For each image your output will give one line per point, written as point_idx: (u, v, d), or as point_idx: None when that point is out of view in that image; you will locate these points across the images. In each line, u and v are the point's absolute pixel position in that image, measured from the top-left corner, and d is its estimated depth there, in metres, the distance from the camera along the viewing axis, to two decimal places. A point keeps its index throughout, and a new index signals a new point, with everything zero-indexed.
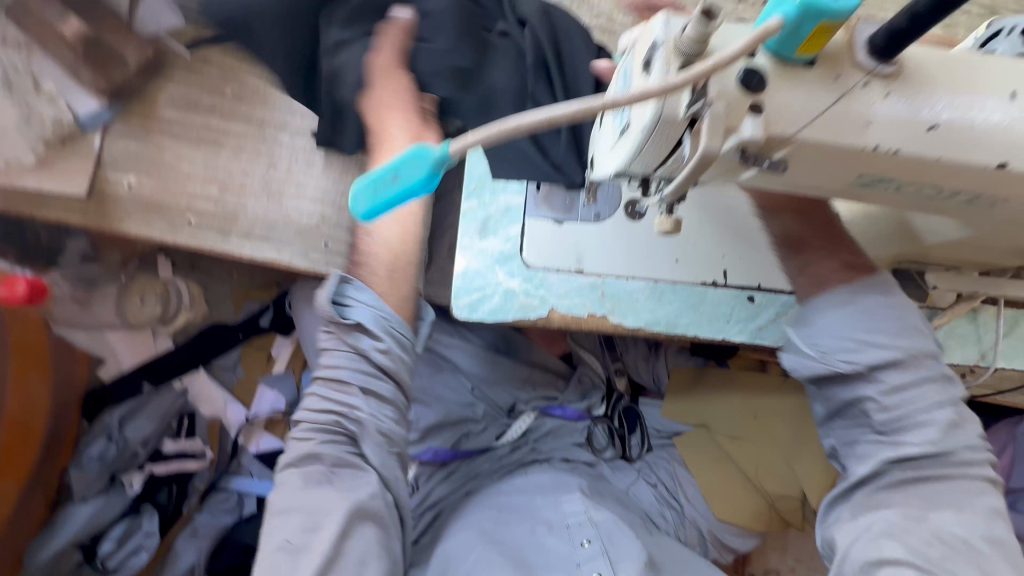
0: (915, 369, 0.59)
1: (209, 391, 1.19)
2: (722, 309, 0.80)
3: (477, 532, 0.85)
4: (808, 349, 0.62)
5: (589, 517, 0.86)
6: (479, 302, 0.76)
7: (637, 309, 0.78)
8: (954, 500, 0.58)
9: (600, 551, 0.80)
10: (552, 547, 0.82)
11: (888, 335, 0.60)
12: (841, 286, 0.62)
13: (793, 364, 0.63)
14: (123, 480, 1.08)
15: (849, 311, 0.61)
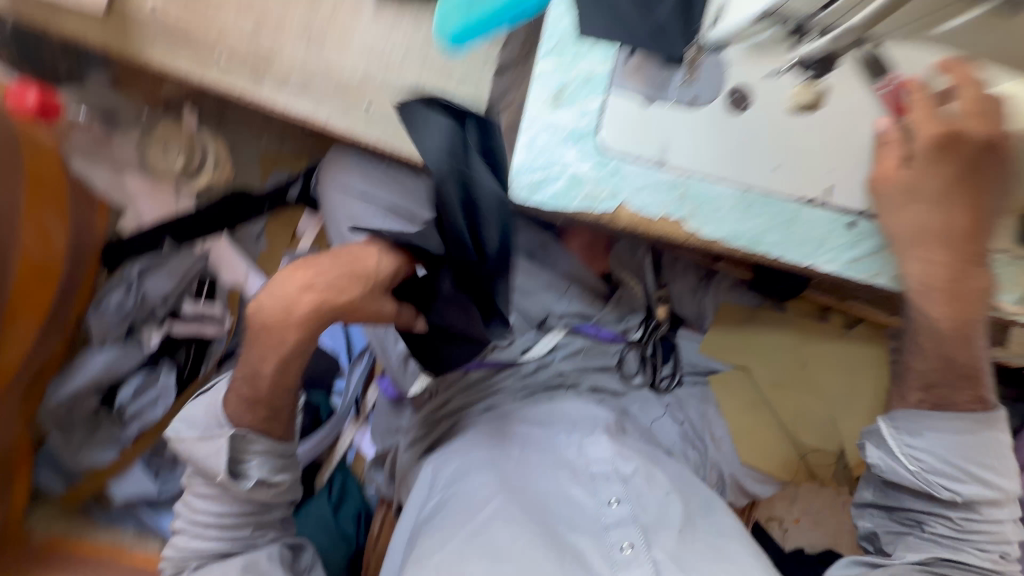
0: (1001, 500, 0.77)
1: (230, 259, 1.14)
2: (816, 233, 0.69)
3: (496, 478, 0.80)
4: (910, 463, 0.78)
5: (618, 470, 0.81)
6: (542, 183, 0.66)
7: (719, 218, 0.68)
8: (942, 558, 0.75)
9: (632, 517, 0.75)
10: (578, 499, 0.79)
11: (990, 467, 0.76)
12: (965, 413, 0.76)
13: (884, 462, 0.80)
14: (141, 335, 1.07)
15: (964, 439, 0.76)
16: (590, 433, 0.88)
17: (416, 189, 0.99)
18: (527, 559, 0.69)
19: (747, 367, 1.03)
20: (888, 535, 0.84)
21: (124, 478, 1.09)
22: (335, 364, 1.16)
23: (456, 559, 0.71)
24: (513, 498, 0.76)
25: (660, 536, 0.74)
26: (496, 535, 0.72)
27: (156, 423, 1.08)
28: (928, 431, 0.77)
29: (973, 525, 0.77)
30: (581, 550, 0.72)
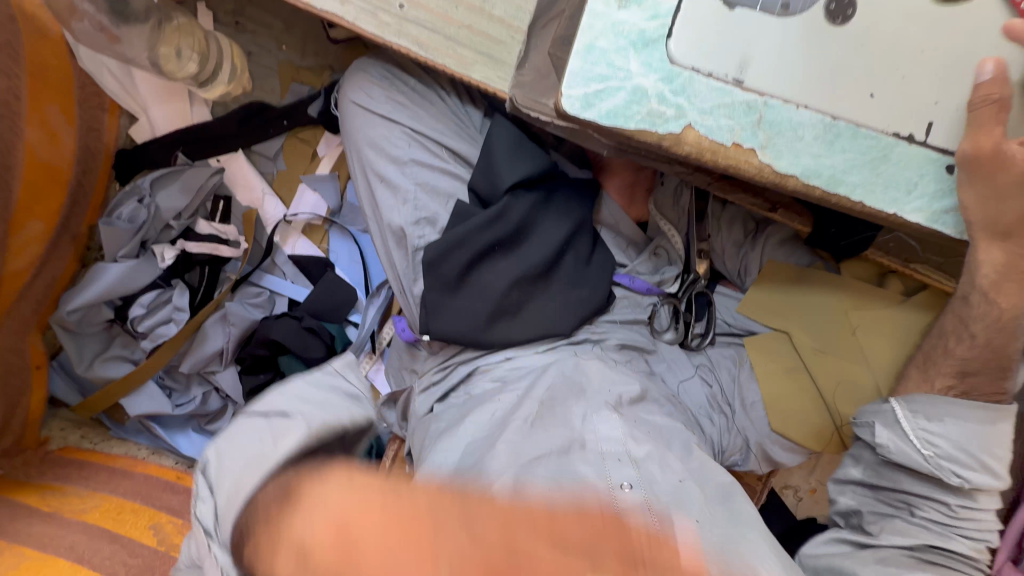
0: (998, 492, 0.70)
1: (248, 178, 1.08)
2: (908, 175, 0.60)
3: (505, 453, 0.71)
4: (916, 443, 0.72)
5: (628, 453, 0.71)
6: (598, 96, 0.58)
7: (797, 150, 0.59)
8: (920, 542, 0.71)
9: (645, 503, 0.63)
10: (586, 476, 0.66)
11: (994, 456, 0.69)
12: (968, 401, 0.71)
13: (888, 442, 0.73)
14: (154, 250, 1.02)
15: (969, 425, 0.70)
16: (600, 407, 0.78)
17: (447, 108, 0.88)
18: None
19: (788, 331, 0.96)
20: (873, 514, 0.75)
21: (136, 395, 1.08)
22: (353, 297, 1.11)
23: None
24: (524, 471, 0.67)
25: (680, 529, 0.61)
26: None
27: (171, 341, 1.04)
28: (943, 416, 0.71)
29: (967, 513, 0.71)
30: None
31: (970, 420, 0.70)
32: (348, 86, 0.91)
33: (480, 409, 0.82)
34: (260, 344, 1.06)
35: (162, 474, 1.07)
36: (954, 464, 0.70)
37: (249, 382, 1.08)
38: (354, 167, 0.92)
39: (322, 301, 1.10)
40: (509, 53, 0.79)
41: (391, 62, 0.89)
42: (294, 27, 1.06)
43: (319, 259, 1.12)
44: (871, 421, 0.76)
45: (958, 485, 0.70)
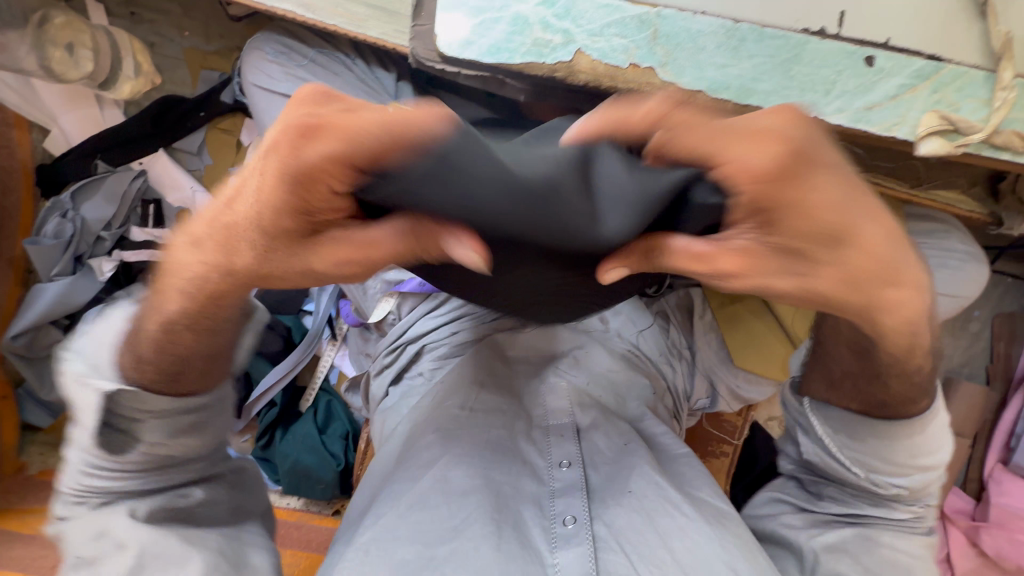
0: (930, 476, 0.61)
1: (174, 177, 1.04)
2: (825, 74, 0.55)
3: (438, 437, 0.71)
4: (838, 447, 0.62)
5: (574, 422, 0.74)
6: (476, 32, 0.55)
7: (700, 62, 0.55)
8: (853, 547, 0.61)
9: (579, 483, 0.67)
10: (526, 458, 0.71)
11: (908, 452, 0.59)
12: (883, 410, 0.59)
13: (808, 447, 0.65)
14: (92, 265, 0.99)
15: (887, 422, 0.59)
16: (547, 380, 0.80)
17: (354, 76, 0.83)
18: (463, 535, 0.60)
19: None
20: (812, 483, 0.68)
21: None
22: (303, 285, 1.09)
23: (387, 531, 0.62)
24: (460, 459, 0.68)
25: (609, 509, 0.65)
26: (435, 506, 0.63)
27: None
28: (870, 436, 0.60)
29: (895, 496, 0.62)
30: (520, 519, 0.63)
31: (899, 433, 0.58)
32: (248, 69, 0.86)
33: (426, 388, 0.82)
34: None
35: None
36: (887, 471, 0.60)
37: None
38: None
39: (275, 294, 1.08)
40: (403, 4, 0.74)
41: (286, 35, 0.85)
42: (193, 11, 1.01)
43: None
44: (798, 428, 0.66)
45: (880, 482, 0.61)
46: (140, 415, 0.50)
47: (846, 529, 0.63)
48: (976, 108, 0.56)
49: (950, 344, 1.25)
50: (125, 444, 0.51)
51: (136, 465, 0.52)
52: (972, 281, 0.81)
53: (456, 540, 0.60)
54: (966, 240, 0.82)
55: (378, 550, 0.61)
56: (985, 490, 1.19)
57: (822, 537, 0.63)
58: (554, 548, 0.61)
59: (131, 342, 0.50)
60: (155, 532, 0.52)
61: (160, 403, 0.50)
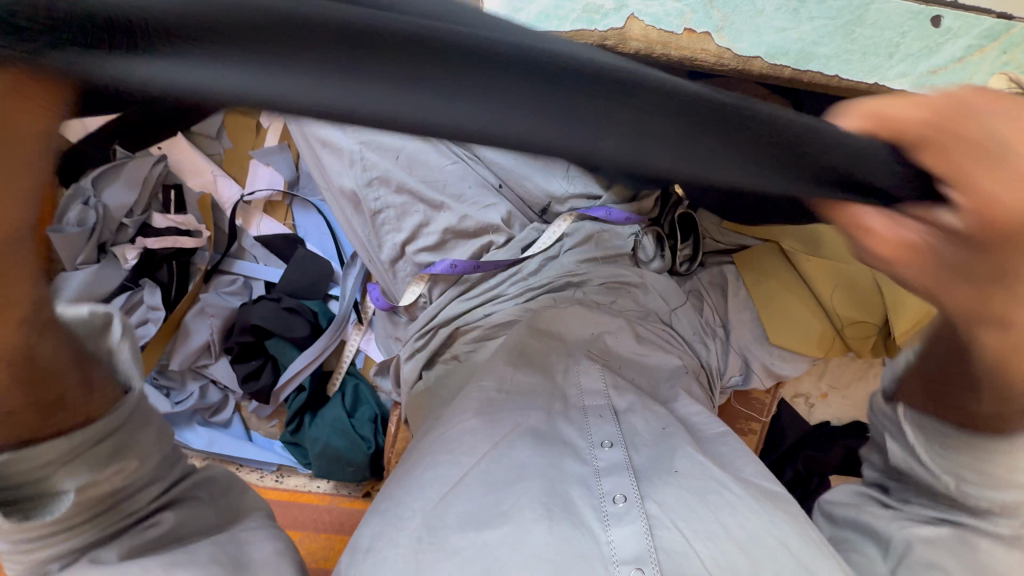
0: None
1: (198, 164, 1.04)
2: (888, 36, 0.53)
3: (479, 424, 0.71)
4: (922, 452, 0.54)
5: (610, 406, 0.73)
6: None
7: (758, 26, 0.52)
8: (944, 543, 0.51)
9: (624, 462, 0.66)
10: (566, 438, 0.70)
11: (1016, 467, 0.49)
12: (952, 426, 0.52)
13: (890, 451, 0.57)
14: (115, 252, 0.99)
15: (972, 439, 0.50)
16: (581, 361, 0.79)
17: None
18: (515, 519, 0.60)
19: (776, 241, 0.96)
20: (901, 491, 0.58)
21: None
22: (328, 270, 1.08)
23: (440, 526, 0.61)
24: (505, 441, 0.68)
25: (658, 488, 0.64)
26: (485, 486, 0.64)
27: (155, 341, 1.02)
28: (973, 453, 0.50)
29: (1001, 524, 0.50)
30: (569, 500, 0.63)
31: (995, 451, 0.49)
32: None
33: (462, 371, 0.82)
34: (246, 330, 1.04)
35: None
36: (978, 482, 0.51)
37: (241, 370, 1.07)
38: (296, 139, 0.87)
39: (297, 280, 1.07)
40: None
41: None
42: None
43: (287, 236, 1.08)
44: (885, 431, 0.58)
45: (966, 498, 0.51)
46: (40, 471, 0.39)
47: (940, 528, 0.52)
48: None
49: None
50: (45, 506, 0.40)
51: (76, 520, 0.42)
52: None
53: (508, 524, 0.60)
54: None
55: (431, 539, 0.61)
56: None
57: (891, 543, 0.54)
58: (606, 525, 0.60)
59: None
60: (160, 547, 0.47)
61: (62, 441, 0.40)
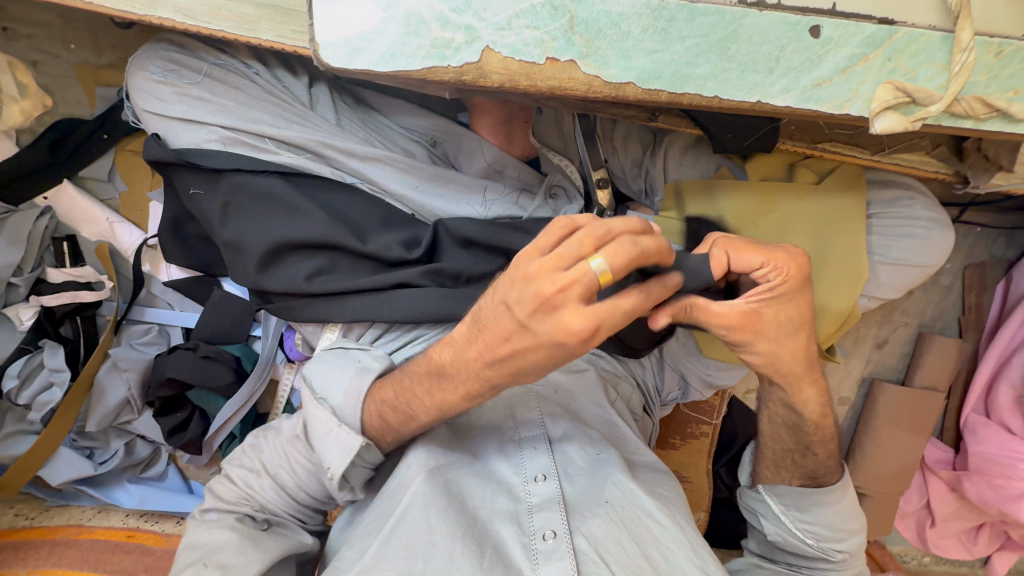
0: (846, 561, 0.77)
1: (87, 210, 0.95)
2: (766, 50, 0.49)
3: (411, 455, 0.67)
4: (787, 516, 0.78)
5: (546, 436, 0.71)
6: (365, 36, 0.46)
7: (626, 50, 0.48)
8: (804, 505, 0.77)
9: (556, 497, 0.64)
10: (501, 477, 0.68)
11: (828, 538, 0.76)
12: (816, 491, 0.76)
13: (783, 503, 0.78)
14: (9, 314, 0.91)
15: (807, 507, 0.76)
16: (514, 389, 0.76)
17: (258, 88, 0.79)
18: (441, 554, 0.58)
19: (713, 189, 0.81)
20: (783, 550, 0.80)
21: (52, 464, 1.02)
22: (246, 312, 0.99)
23: (371, 563, 0.59)
24: (439, 479, 0.65)
25: (586, 520, 0.63)
26: (413, 527, 0.61)
27: (64, 403, 0.97)
28: (808, 505, 0.76)
29: (838, 556, 0.76)
30: (499, 537, 0.62)
31: (828, 509, 0.76)
32: (134, 94, 0.79)
33: None
34: (164, 385, 0.97)
35: (111, 536, 1.05)
36: (828, 537, 0.76)
37: (167, 424, 1.01)
38: (177, 187, 0.81)
39: (216, 324, 0.99)
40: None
41: (174, 51, 0.79)
42: (75, 20, 0.88)
43: (197, 280, 0.99)
44: (760, 515, 0.81)
45: (810, 547, 0.77)
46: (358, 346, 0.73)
47: None
48: (934, 74, 0.50)
49: (922, 300, 1.22)
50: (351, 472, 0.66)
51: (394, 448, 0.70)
52: (936, 249, 0.77)
53: (433, 562, 0.58)
54: (931, 207, 0.79)
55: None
56: (961, 438, 1.22)
57: (820, 533, 0.76)
58: (535, 563, 0.60)
59: (374, 415, 0.65)
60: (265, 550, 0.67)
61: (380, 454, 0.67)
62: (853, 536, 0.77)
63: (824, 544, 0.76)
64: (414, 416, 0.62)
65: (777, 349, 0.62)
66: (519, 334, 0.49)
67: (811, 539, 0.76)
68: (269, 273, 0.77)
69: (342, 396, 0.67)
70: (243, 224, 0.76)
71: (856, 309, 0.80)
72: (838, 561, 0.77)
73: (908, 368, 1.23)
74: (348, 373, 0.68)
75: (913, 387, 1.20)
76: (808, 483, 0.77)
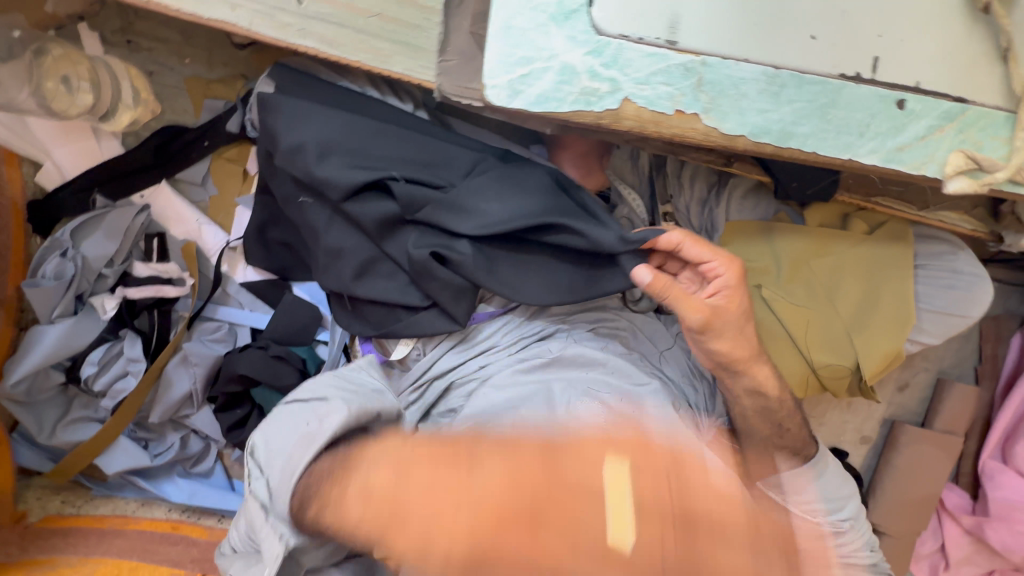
0: (853, 529, 0.81)
1: (177, 209, 1.00)
2: (858, 117, 0.57)
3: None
4: (787, 502, 0.81)
5: (610, 438, 0.76)
6: (525, 81, 0.53)
7: (742, 108, 0.55)
8: (795, 486, 0.80)
9: None
10: None
11: (826, 511, 0.80)
12: (800, 468, 0.80)
13: (776, 485, 0.81)
14: (93, 303, 0.95)
15: (798, 486, 0.80)
16: (582, 396, 0.81)
17: None
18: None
19: (773, 231, 0.89)
20: None
21: (109, 452, 1.04)
22: (317, 315, 1.04)
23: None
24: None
25: None
26: None
27: (133, 394, 0.99)
28: (804, 487, 0.80)
29: (842, 523, 0.80)
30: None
31: (817, 483, 0.80)
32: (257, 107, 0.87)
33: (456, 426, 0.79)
34: (231, 381, 1.00)
35: (156, 527, 1.05)
36: (828, 509, 0.80)
37: (227, 419, 1.03)
38: (279, 196, 0.88)
39: (286, 326, 1.03)
40: (428, 39, 0.71)
41: (297, 72, 0.86)
42: (195, 36, 0.97)
43: (273, 283, 1.04)
44: None
45: (817, 522, 0.80)
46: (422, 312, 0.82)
47: None
48: (997, 146, 0.58)
49: (943, 347, 1.30)
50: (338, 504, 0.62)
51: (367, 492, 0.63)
52: (972, 301, 0.86)
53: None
54: (971, 262, 0.87)
55: None
56: (977, 482, 1.28)
57: (818, 508, 0.80)
58: None
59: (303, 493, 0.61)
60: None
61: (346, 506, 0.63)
62: (848, 495, 0.82)
63: (828, 515, 0.80)
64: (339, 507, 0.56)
65: (716, 330, 0.74)
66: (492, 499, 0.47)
67: (817, 517, 0.80)
68: (363, 280, 0.83)
69: (289, 453, 0.65)
70: (340, 233, 0.83)
71: (901, 351, 0.88)
72: (848, 527, 0.80)
73: (927, 412, 1.30)
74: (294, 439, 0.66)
75: (934, 430, 1.26)
76: (796, 465, 0.81)
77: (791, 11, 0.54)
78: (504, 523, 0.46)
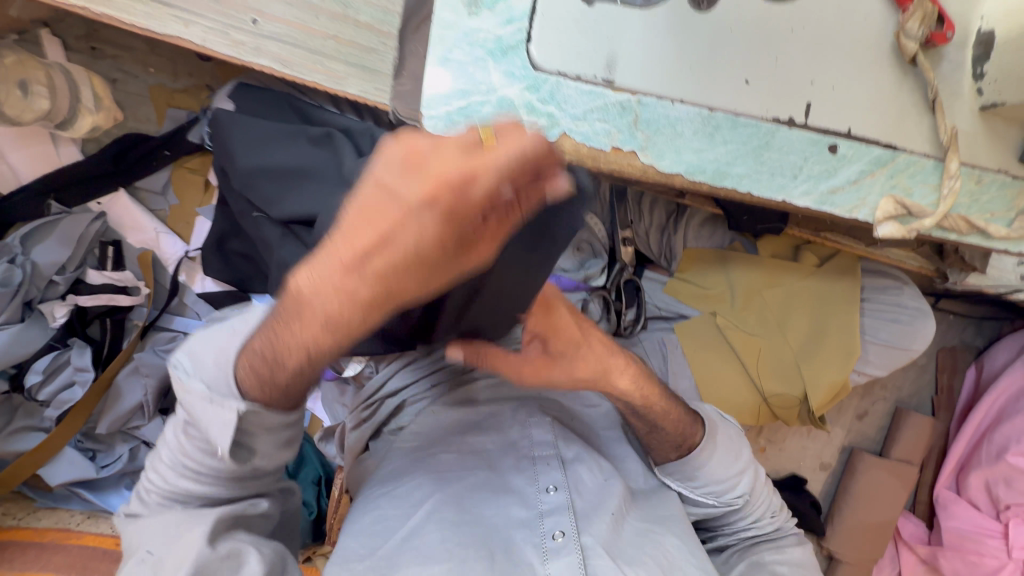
0: (753, 503, 0.78)
1: (135, 217, 1.00)
2: (792, 160, 0.58)
3: (428, 477, 0.69)
4: (683, 486, 0.76)
5: (559, 454, 0.73)
6: (462, 113, 0.54)
7: (678, 147, 0.57)
8: (688, 467, 0.75)
9: (567, 504, 0.67)
10: (515, 488, 0.70)
11: (721, 487, 0.76)
12: (694, 454, 0.74)
13: (672, 473, 0.76)
14: (42, 310, 0.93)
15: (693, 470, 0.75)
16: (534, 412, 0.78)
17: None
18: (457, 558, 0.61)
19: (727, 263, 0.91)
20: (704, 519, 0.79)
21: (53, 464, 1.01)
22: None
23: (389, 562, 0.62)
24: (451, 499, 0.67)
25: (594, 524, 0.67)
26: (428, 537, 0.63)
27: (80, 405, 0.97)
28: (697, 470, 0.75)
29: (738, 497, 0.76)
30: (512, 543, 0.65)
31: (711, 463, 0.75)
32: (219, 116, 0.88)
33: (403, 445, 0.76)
34: None
35: (100, 543, 1.02)
36: (724, 488, 0.76)
37: None
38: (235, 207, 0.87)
39: None
40: (383, 63, 0.72)
41: (259, 87, 0.87)
42: (161, 46, 0.97)
43: (230, 294, 1.03)
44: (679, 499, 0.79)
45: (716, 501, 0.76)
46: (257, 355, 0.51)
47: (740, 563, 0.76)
48: (926, 193, 0.60)
49: (900, 377, 1.32)
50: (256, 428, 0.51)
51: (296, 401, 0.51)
52: (916, 335, 0.88)
53: (450, 564, 0.60)
54: (915, 297, 0.89)
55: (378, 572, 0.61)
56: (932, 511, 1.29)
57: (715, 487, 0.76)
58: (545, 560, 0.64)
59: (246, 370, 0.48)
60: (218, 548, 0.52)
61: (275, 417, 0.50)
62: (746, 465, 0.77)
63: (723, 491, 0.76)
64: (282, 361, 0.44)
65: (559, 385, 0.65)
66: (414, 176, 0.35)
67: (715, 498, 0.76)
68: None
69: (210, 363, 0.50)
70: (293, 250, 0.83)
71: (848, 382, 0.89)
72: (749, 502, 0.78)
73: (885, 441, 1.31)
74: (217, 341, 0.52)
75: (891, 459, 1.28)
76: (686, 450, 0.75)
77: (725, 55, 0.56)
78: (448, 191, 0.33)
